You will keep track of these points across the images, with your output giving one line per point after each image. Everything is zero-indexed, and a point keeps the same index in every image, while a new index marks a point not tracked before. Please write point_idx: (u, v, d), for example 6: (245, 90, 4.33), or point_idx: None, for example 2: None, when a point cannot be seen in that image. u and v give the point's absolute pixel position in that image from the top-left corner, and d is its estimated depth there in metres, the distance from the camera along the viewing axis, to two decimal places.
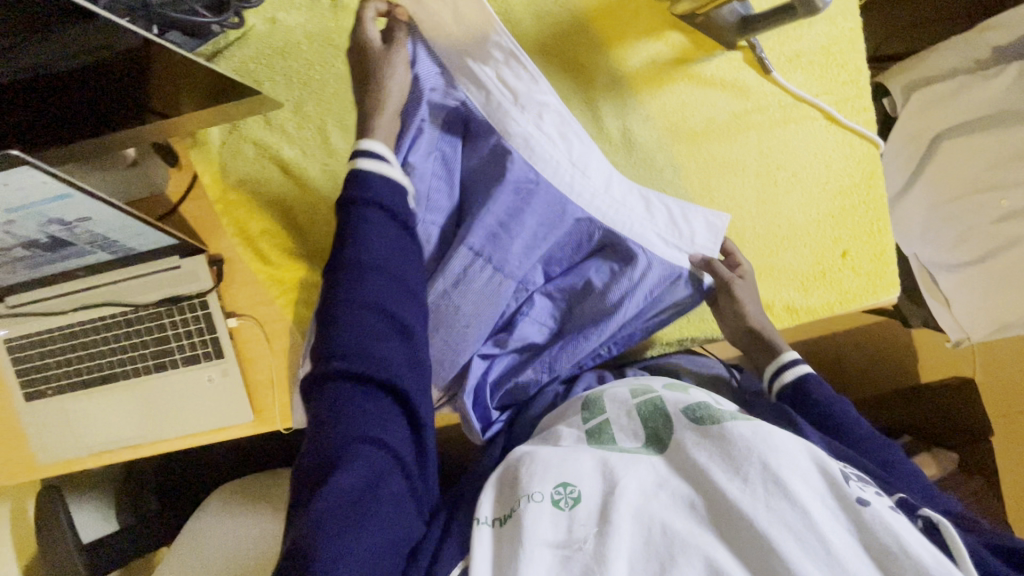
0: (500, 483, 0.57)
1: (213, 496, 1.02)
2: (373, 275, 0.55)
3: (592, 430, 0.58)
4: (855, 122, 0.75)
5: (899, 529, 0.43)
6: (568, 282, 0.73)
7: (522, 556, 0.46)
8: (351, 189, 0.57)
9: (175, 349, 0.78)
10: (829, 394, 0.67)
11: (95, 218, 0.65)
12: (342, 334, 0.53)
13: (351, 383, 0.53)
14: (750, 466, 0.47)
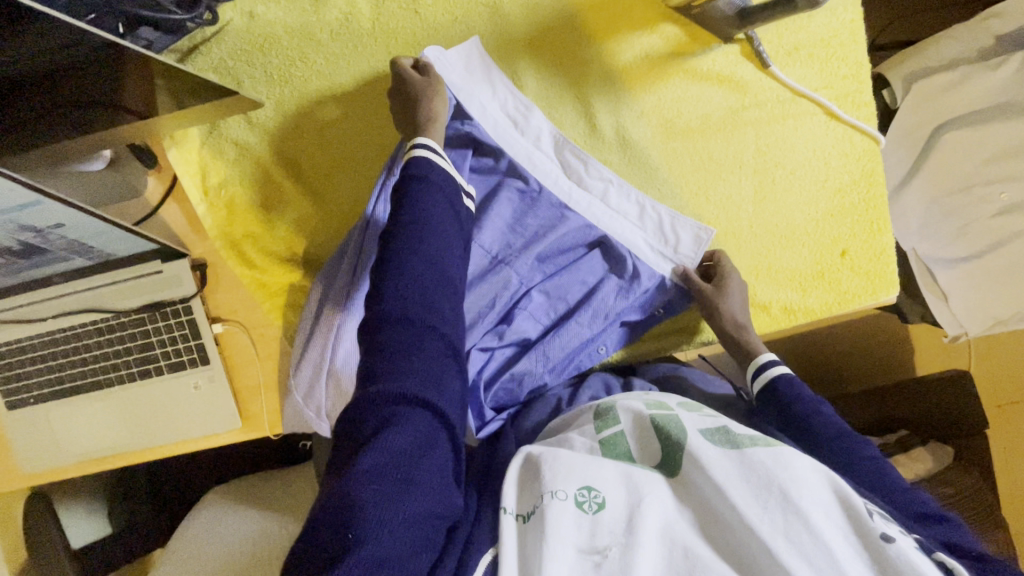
0: (521, 479, 0.53)
1: (205, 499, 1.01)
2: (424, 240, 0.55)
3: (606, 440, 0.56)
4: (855, 117, 0.73)
5: (925, 568, 0.41)
6: (566, 283, 0.73)
7: (545, 556, 0.43)
8: (408, 168, 0.58)
9: (160, 356, 0.76)
10: (805, 393, 0.66)
11: (69, 224, 0.62)
12: (400, 283, 0.52)
13: (409, 330, 0.50)
14: (773, 494, 0.46)
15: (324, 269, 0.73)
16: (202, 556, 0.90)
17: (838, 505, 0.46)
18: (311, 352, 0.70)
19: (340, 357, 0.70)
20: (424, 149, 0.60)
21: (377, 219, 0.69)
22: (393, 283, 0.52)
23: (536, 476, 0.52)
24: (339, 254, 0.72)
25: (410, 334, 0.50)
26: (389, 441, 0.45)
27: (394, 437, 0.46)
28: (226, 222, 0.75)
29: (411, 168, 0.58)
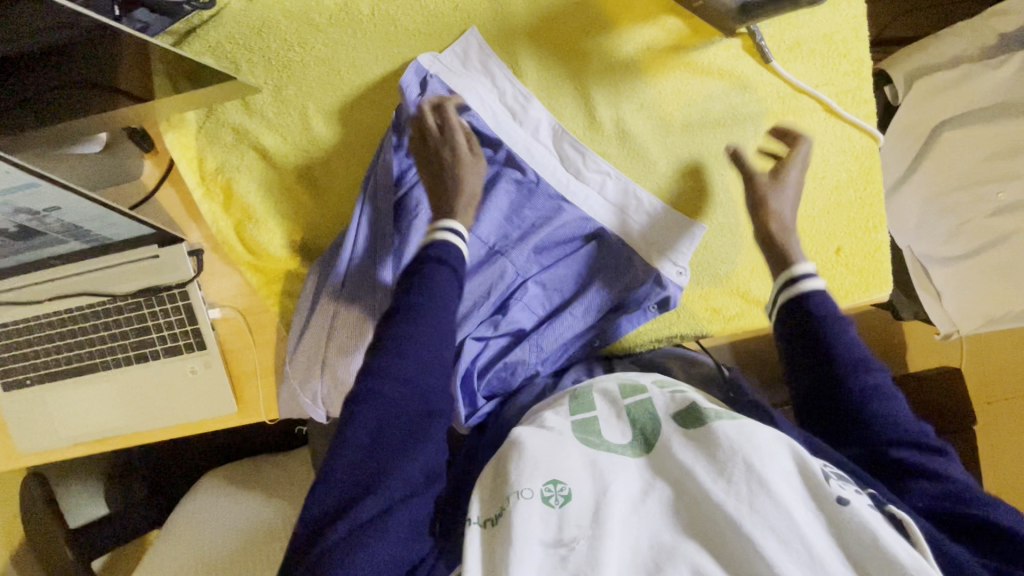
0: (488, 477, 0.52)
1: (201, 482, 1.02)
2: (417, 313, 0.58)
3: (579, 421, 0.55)
4: (855, 114, 0.73)
5: (880, 529, 0.42)
6: (561, 274, 0.73)
7: (512, 558, 0.43)
8: (429, 249, 0.63)
9: (156, 341, 0.76)
10: (834, 313, 0.62)
11: (65, 207, 0.62)
12: (393, 356, 0.56)
13: (396, 395, 0.54)
14: (735, 467, 0.45)
15: (321, 258, 0.73)
16: (197, 539, 0.92)
17: (796, 470, 0.46)
18: (308, 338, 0.71)
19: (335, 345, 0.70)
20: (449, 233, 0.64)
21: (373, 212, 0.69)
22: (390, 355, 0.56)
23: (501, 475, 0.50)
24: (337, 245, 0.72)
25: (402, 416, 0.54)
26: (361, 513, 0.49)
27: (366, 506, 0.49)
28: (223, 208, 0.74)
29: (432, 250, 0.63)
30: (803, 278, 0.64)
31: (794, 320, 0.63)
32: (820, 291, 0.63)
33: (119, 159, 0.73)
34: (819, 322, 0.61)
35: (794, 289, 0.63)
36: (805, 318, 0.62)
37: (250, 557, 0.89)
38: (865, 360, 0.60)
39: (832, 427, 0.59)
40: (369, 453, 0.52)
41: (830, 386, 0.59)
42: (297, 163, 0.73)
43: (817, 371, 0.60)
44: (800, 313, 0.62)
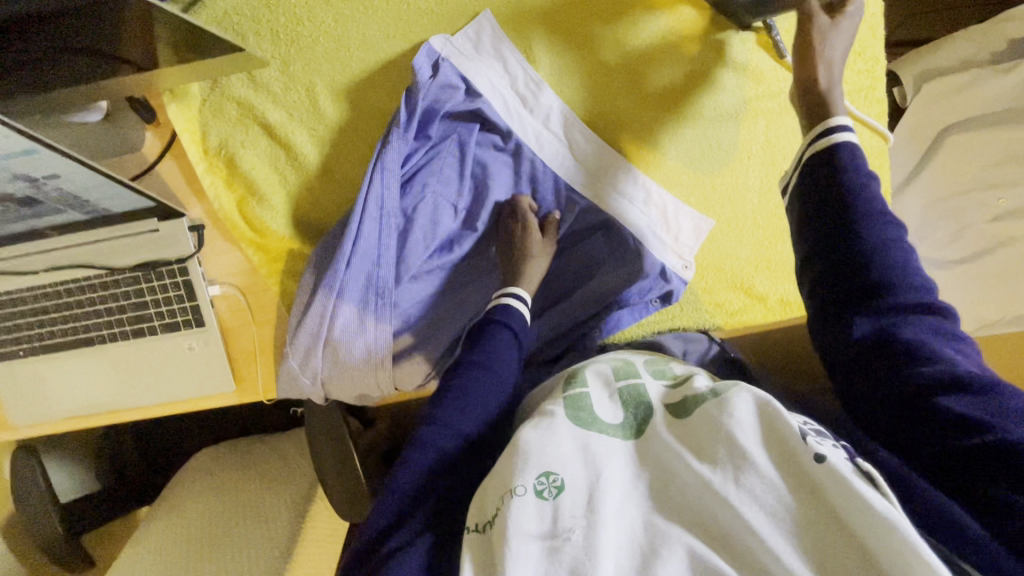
0: (488, 479, 0.48)
1: (194, 461, 1.02)
2: (479, 371, 0.60)
3: (571, 397, 0.53)
4: (868, 113, 0.71)
5: (859, 482, 0.39)
6: (562, 263, 0.75)
7: (507, 557, 0.40)
8: (494, 314, 0.66)
9: (153, 316, 0.75)
10: (863, 170, 0.52)
11: (66, 175, 0.61)
12: (450, 404, 0.57)
13: (450, 439, 0.55)
14: (719, 444, 0.43)
15: (317, 249, 0.72)
16: (185, 521, 0.91)
17: (771, 432, 0.43)
18: (309, 317, 0.69)
19: (338, 326, 0.69)
20: (513, 301, 0.68)
21: (375, 193, 0.67)
22: (446, 404, 0.57)
23: (494, 473, 0.47)
24: (343, 227, 0.71)
25: (454, 464, 0.54)
26: (393, 542, 0.48)
27: (398, 535, 0.48)
28: (225, 183, 0.73)
29: (495, 314, 0.67)
30: (835, 129, 0.55)
31: (813, 177, 0.54)
32: (850, 143, 0.54)
33: (122, 129, 0.71)
34: (846, 175, 0.52)
35: (823, 140, 0.55)
36: (824, 173, 0.53)
37: (238, 536, 0.88)
38: (890, 223, 0.51)
39: (837, 293, 0.50)
40: (414, 493, 0.52)
41: (847, 244, 0.50)
42: (302, 140, 0.71)
43: (830, 232, 0.52)
44: (824, 165, 0.54)
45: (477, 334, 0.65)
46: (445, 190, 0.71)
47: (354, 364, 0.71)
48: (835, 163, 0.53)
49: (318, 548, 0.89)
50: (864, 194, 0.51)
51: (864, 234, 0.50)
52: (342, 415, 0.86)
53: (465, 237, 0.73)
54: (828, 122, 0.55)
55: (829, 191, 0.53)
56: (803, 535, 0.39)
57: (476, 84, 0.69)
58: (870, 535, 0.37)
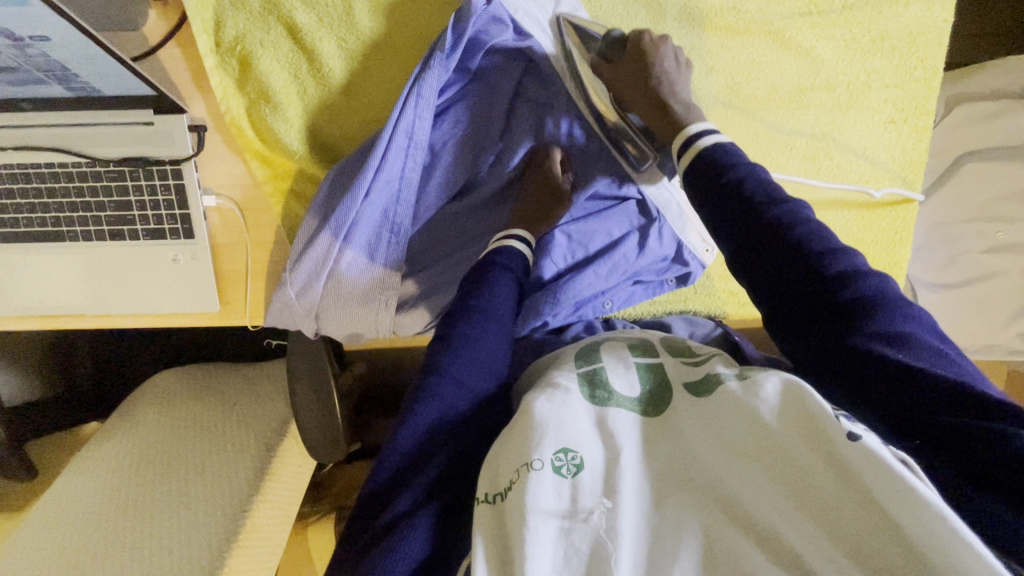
0: (499, 443, 0.47)
1: (155, 381, 0.96)
2: (480, 317, 0.57)
3: (585, 373, 0.52)
4: (913, 124, 0.71)
5: (896, 464, 0.37)
6: (584, 228, 0.71)
7: (525, 535, 0.40)
8: (497, 256, 0.62)
9: (136, 219, 0.68)
10: (741, 158, 0.57)
11: (56, 42, 0.53)
12: (454, 355, 0.54)
13: (453, 388, 0.52)
14: (743, 429, 0.42)
15: (335, 167, 0.66)
16: (146, 440, 0.86)
17: (800, 410, 0.41)
18: (311, 249, 0.64)
19: (344, 262, 0.65)
20: (518, 244, 0.64)
21: (404, 125, 0.62)
22: (450, 359, 0.54)
23: (507, 442, 0.46)
24: (359, 159, 0.65)
25: (460, 418, 0.52)
26: (400, 507, 0.46)
27: (403, 501, 0.46)
28: (236, 84, 0.66)
29: (499, 256, 0.62)
30: (697, 135, 0.59)
31: (704, 185, 0.57)
32: (720, 143, 0.58)
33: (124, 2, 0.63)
34: (732, 173, 0.56)
35: (694, 147, 0.59)
36: (710, 167, 0.57)
37: (199, 465, 0.83)
38: (776, 196, 0.53)
39: (759, 269, 0.52)
40: (419, 450, 0.50)
41: (755, 236, 0.53)
42: (328, 50, 0.65)
43: (744, 233, 0.53)
44: (708, 168, 0.57)
45: (478, 278, 0.61)
46: (476, 131, 0.66)
47: (350, 297, 0.67)
48: (717, 167, 0.56)
49: (285, 488, 0.86)
50: (749, 179, 0.55)
51: (758, 214, 0.53)
52: (326, 352, 0.82)
53: (489, 183, 0.69)
54: (686, 132, 0.60)
55: (719, 191, 0.56)
56: (832, 517, 0.38)
57: (528, 16, 0.64)
58: (907, 518, 0.35)
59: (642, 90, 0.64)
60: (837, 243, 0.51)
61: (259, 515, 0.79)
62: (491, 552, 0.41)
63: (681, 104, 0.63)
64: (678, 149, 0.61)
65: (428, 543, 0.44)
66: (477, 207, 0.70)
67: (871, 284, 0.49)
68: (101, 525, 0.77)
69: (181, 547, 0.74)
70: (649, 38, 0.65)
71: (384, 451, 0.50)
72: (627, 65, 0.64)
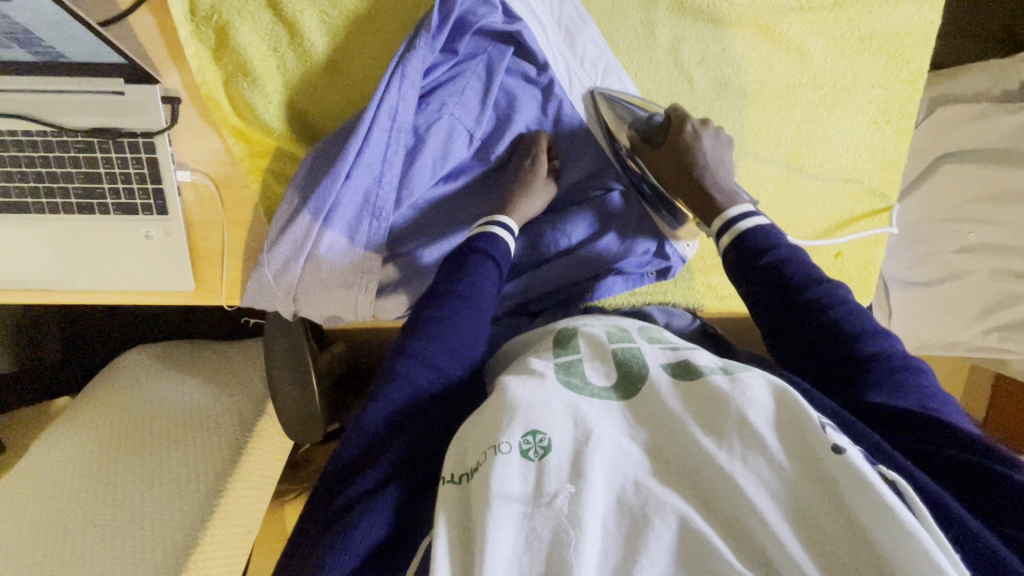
0: (469, 426, 0.47)
1: (129, 356, 0.94)
2: (456, 301, 0.57)
3: (562, 362, 0.51)
4: (896, 125, 0.71)
5: (877, 478, 0.37)
6: (565, 214, 0.70)
7: (490, 523, 0.38)
8: (477, 242, 0.61)
9: (107, 193, 0.66)
10: (781, 242, 0.60)
11: (17, 3, 0.51)
12: (429, 339, 0.54)
13: (424, 369, 0.53)
14: (729, 424, 0.42)
15: (320, 141, 0.64)
16: (117, 415, 0.85)
17: (788, 417, 0.42)
18: (291, 230, 0.63)
19: (325, 244, 0.64)
20: (500, 231, 0.63)
21: (386, 103, 0.60)
22: (423, 342, 0.54)
23: (477, 424, 0.46)
24: (340, 137, 0.63)
25: (430, 398, 0.52)
26: (362, 485, 0.46)
27: (367, 479, 0.46)
28: (212, 55, 0.63)
29: (479, 242, 0.62)
30: (735, 219, 0.62)
31: (740, 264, 0.60)
32: (760, 227, 0.61)
33: None
34: (767, 253, 0.59)
35: (732, 230, 0.62)
36: (750, 251, 0.60)
37: (169, 441, 0.83)
38: (812, 277, 0.57)
39: (788, 336, 0.56)
40: (386, 429, 0.49)
41: (790, 312, 0.56)
42: (310, 23, 0.63)
43: (780, 307, 0.57)
44: (744, 252, 0.60)
45: (460, 263, 0.60)
46: (462, 113, 0.65)
47: (318, 272, 0.66)
48: (756, 249, 0.59)
49: (262, 465, 0.85)
50: (787, 260, 0.58)
51: (790, 291, 0.56)
52: (304, 332, 0.81)
53: (472, 168, 0.68)
54: (725, 218, 0.63)
55: (752, 266, 0.59)
56: (809, 525, 0.37)
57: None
58: (881, 533, 0.35)
59: (681, 175, 0.65)
60: (874, 325, 0.54)
61: (236, 494, 0.79)
62: (454, 533, 0.40)
63: (723, 192, 0.65)
64: (717, 229, 0.63)
65: (387, 519, 0.44)
66: (459, 193, 0.69)
67: (886, 348, 0.52)
68: (72, 501, 0.77)
69: (155, 526, 0.74)
70: (691, 125, 0.65)
71: (352, 429, 0.50)
72: (668, 152, 0.66)
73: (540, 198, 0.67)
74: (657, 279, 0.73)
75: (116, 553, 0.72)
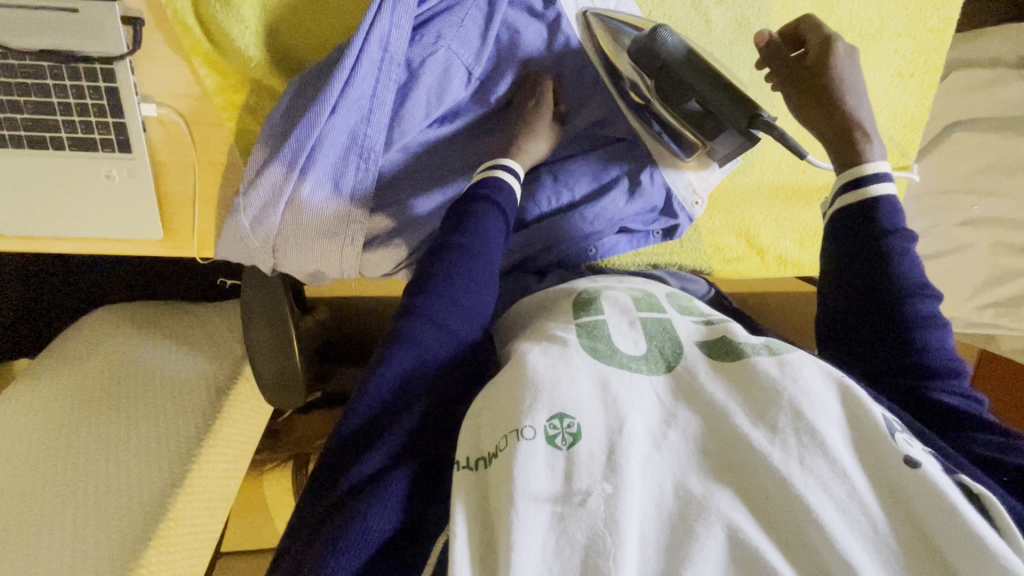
0: (483, 404, 0.43)
1: (94, 317, 0.87)
2: (461, 255, 0.52)
3: (585, 325, 0.47)
4: (921, 78, 0.67)
5: (956, 496, 0.34)
6: (575, 167, 0.65)
7: (516, 533, 0.34)
8: (482, 187, 0.56)
9: (60, 126, 0.59)
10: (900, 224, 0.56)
11: None
12: (433, 298, 0.49)
13: (430, 330, 0.48)
14: (782, 416, 0.38)
15: (303, 73, 0.57)
16: (82, 381, 0.79)
17: (852, 419, 0.39)
18: (269, 175, 0.57)
19: (306, 190, 0.59)
20: (505, 175, 0.58)
21: (377, 30, 0.54)
22: (428, 300, 0.49)
23: (494, 399, 0.42)
24: (325, 69, 0.57)
25: (439, 365, 0.48)
26: (367, 469, 0.41)
27: (371, 462, 0.42)
28: None
29: (484, 188, 0.56)
30: (873, 178, 0.56)
31: (851, 225, 0.57)
32: (888, 198, 0.56)
33: None
34: (886, 238, 0.55)
35: (862, 191, 0.56)
36: (863, 210, 0.56)
37: (142, 411, 0.76)
38: (906, 251, 0.55)
39: (857, 308, 0.55)
40: (393, 399, 0.45)
41: (868, 275, 0.54)
42: None
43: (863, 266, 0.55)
44: (854, 211, 0.57)
45: (464, 213, 0.55)
46: (461, 47, 0.59)
47: (304, 224, 0.60)
48: (878, 225, 0.55)
49: (237, 434, 0.81)
50: (898, 254, 0.54)
51: (882, 256, 0.54)
52: (284, 291, 0.75)
53: (469, 111, 0.62)
54: (865, 172, 0.57)
55: (855, 225, 0.56)
56: (875, 541, 0.34)
57: None
58: (961, 557, 0.32)
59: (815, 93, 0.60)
60: (953, 351, 0.53)
61: (206, 469, 0.74)
62: (473, 526, 0.37)
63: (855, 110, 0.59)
64: (845, 184, 0.58)
65: (397, 513, 0.40)
66: (456, 139, 0.63)
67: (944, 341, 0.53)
68: (26, 466, 0.71)
69: (124, 499, 0.69)
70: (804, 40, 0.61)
71: (353, 401, 0.45)
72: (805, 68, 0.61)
73: (543, 141, 0.61)
74: (663, 238, 0.70)
75: (79, 523, 0.67)
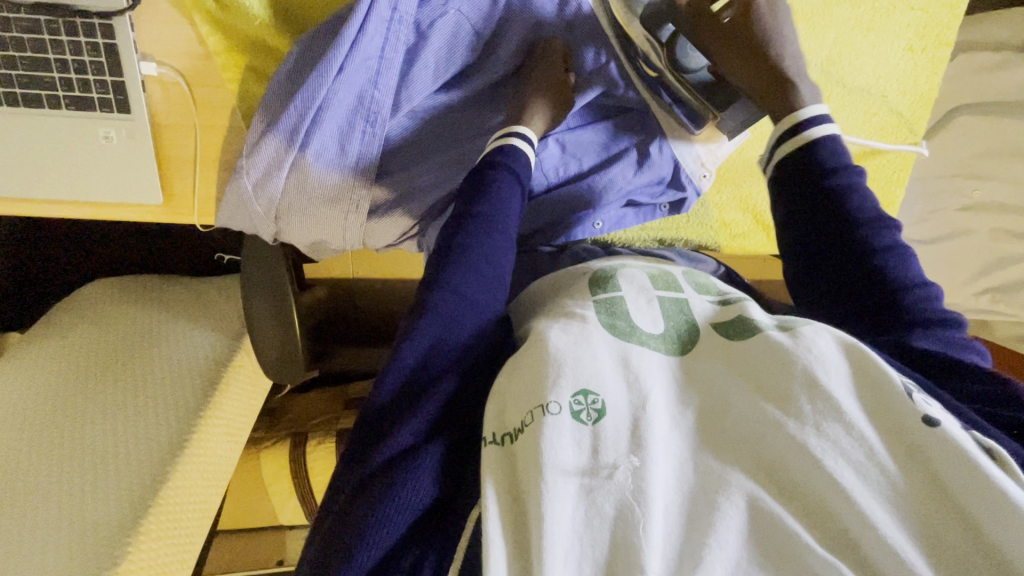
0: (506, 379, 0.42)
1: (90, 290, 0.85)
2: (479, 223, 0.51)
3: (603, 302, 0.47)
4: (932, 53, 0.67)
5: (976, 452, 0.34)
6: (585, 136, 0.65)
7: (547, 507, 0.33)
8: (499, 155, 0.55)
9: (57, 84, 0.57)
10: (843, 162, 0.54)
11: None
12: (459, 270, 0.48)
13: (455, 300, 0.46)
14: (796, 386, 0.38)
15: (305, 36, 0.56)
16: (83, 356, 0.77)
17: (866, 382, 0.38)
18: (272, 140, 0.56)
19: (311, 153, 0.58)
20: (520, 141, 0.57)
21: None
22: (452, 272, 0.48)
23: (516, 374, 0.41)
24: (331, 27, 0.56)
25: (466, 338, 0.46)
26: (402, 443, 0.41)
27: (406, 434, 0.41)
28: None
29: (498, 156, 0.56)
30: (808, 121, 0.54)
31: (794, 179, 0.55)
32: (826, 138, 0.54)
33: None
34: (824, 183, 0.53)
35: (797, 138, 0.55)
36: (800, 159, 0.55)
37: (150, 389, 0.75)
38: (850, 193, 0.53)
39: (815, 262, 0.54)
40: (421, 369, 0.44)
41: (819, 223, 0.53)
42: None
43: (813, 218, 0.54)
44: (795, 161, 0.55)
45: (481, 181, 0.54)
46: (469, 7, 0.57)
47: (317, 197, 0.60)
48: (817, 169, 0.53)
49: (236, 409, 0.80)
50: (845, 197, 0.53)
51: (830, 203, 0.53)
52: (285, 265, 0.74)
53: (478, 76, 0.61)
54: (795, 118, 0.55)
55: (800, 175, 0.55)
56: (897, 504, 0.34)
57: None
58: (983, 511, 0.32)
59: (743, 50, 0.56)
60: (919, 275, 0.51)
61: (190, 465, 0.71)
62: (504, 499, 0.36)
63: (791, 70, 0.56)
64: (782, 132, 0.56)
65: (432, 486, 0.40)
66: (464, 104, 0.62)
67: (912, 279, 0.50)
68: (26, 437, 0.70)
69: (125, 474, 0.68)
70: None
71: (383, 371, 0.44)
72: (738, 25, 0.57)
73: (555, 107, 0.61)
74: (670, 212, 0.70)
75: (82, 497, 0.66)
